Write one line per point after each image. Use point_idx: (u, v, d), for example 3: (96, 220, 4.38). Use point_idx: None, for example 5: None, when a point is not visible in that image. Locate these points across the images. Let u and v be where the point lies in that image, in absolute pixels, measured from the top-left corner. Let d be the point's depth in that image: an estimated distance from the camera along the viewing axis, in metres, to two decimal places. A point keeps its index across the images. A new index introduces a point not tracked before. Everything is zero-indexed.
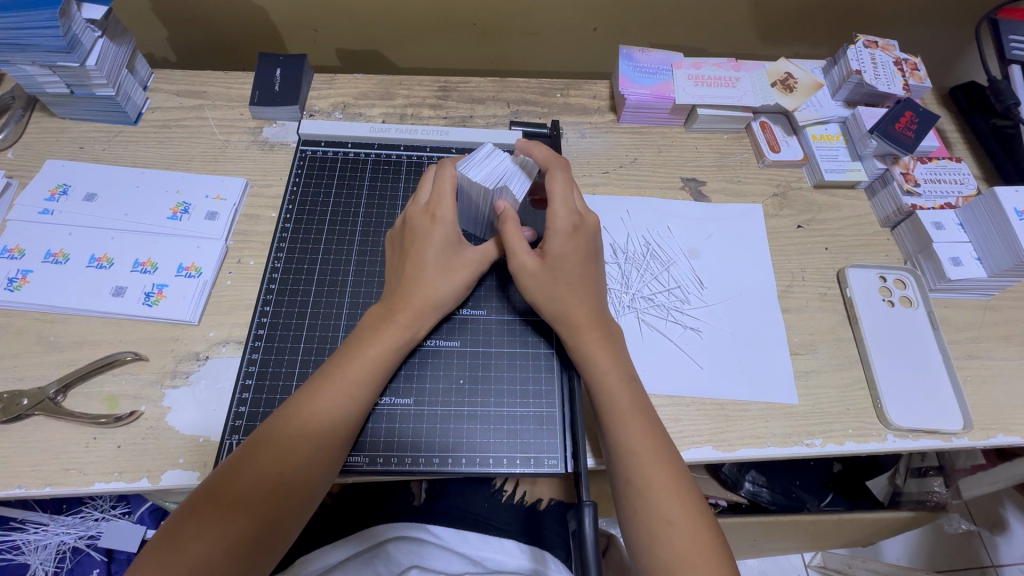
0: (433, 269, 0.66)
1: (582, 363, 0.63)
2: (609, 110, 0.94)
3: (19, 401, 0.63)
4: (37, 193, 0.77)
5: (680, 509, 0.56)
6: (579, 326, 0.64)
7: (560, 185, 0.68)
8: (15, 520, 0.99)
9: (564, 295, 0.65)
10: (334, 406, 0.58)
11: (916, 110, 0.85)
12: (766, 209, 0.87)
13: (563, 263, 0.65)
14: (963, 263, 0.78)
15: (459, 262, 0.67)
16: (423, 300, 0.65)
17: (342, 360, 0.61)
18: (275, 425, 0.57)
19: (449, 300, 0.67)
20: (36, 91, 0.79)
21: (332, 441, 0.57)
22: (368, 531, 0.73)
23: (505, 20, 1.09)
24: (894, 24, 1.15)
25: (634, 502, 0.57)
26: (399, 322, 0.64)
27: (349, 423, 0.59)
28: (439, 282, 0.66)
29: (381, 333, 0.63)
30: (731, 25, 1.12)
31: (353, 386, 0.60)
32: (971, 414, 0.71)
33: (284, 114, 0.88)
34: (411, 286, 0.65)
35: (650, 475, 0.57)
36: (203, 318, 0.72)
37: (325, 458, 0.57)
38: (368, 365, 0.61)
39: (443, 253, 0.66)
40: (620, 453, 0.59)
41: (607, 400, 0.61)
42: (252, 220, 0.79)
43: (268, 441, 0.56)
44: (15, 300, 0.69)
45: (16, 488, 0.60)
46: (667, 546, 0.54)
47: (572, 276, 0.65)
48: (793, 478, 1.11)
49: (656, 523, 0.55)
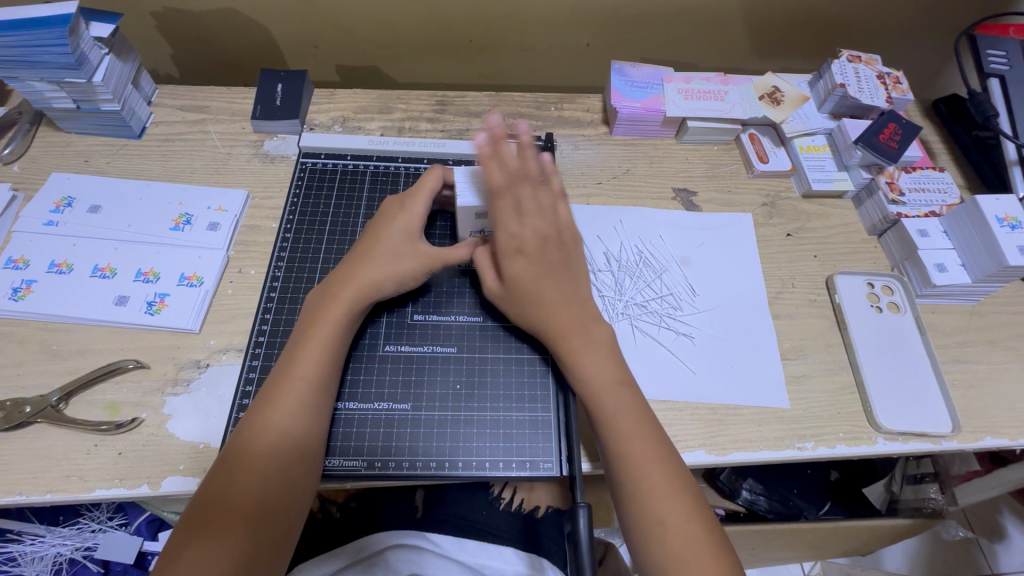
0: (378, 252, 0.68)
1: (571, 366, 0.65)
2: (602, 122, 0.97)
3: (22, 408, 0.64)
4: (43, 205, 0.79)
5: (676, 506, 0.57)
6: (560, 328, 0.66)
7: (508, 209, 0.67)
8: (11, 531, 0.99)
9: (529, 303, 0.67)
10: (291, 393, 0.60)
11: (899, 122, 0.87)
12: (755, 218, 0.89)
13: (519, 285, 0.67)
14: (948, 268, 0.79)
15: (405, 248, 0.69)
16: (366, 282, 0.66)
17: (293, 349, 0.63)
18: (249, 425, 0.58)
19: (393, 281, 0.68)
20: (44, 106, 0.82)
21: (296, 427, 0.59)
22: (357, 544, 0.73)
23: (500, 38, 1.12)
24: (879, 39, 1.18)
25: (628, 499, 0.58)
26: (343, 303, 0.65)
27: (308, 407, 0.60)
28: (384, 264, 0.67)
29: (326, 317, 0.64)
30: (720, 41, 1.16)
31: (303, 369, 0.61)
32: (959, 417, 0.73)
33: (285, 127, 0.90)
34: (357, 265, 0.67)
35: (641, 471, 0.58)
36: (203, 327, 0.73)
37: (294, 445, 0.58)
38: (316, 347, 0.62)
39: (388, 241, 0.69)
40: (614, 454, 0.60)
41: (603, 400, 0.62)
42: (253, 230, 0.81)
43: (244, 441, 0.57)
44: (19, 309, 0.70)
45: (17, 496, 0.61)
46: (660, 540, 0.56)
47: (531, 295, 0.67)
48: (790, 487, 1.13)
49: (648, 517, 0.57)
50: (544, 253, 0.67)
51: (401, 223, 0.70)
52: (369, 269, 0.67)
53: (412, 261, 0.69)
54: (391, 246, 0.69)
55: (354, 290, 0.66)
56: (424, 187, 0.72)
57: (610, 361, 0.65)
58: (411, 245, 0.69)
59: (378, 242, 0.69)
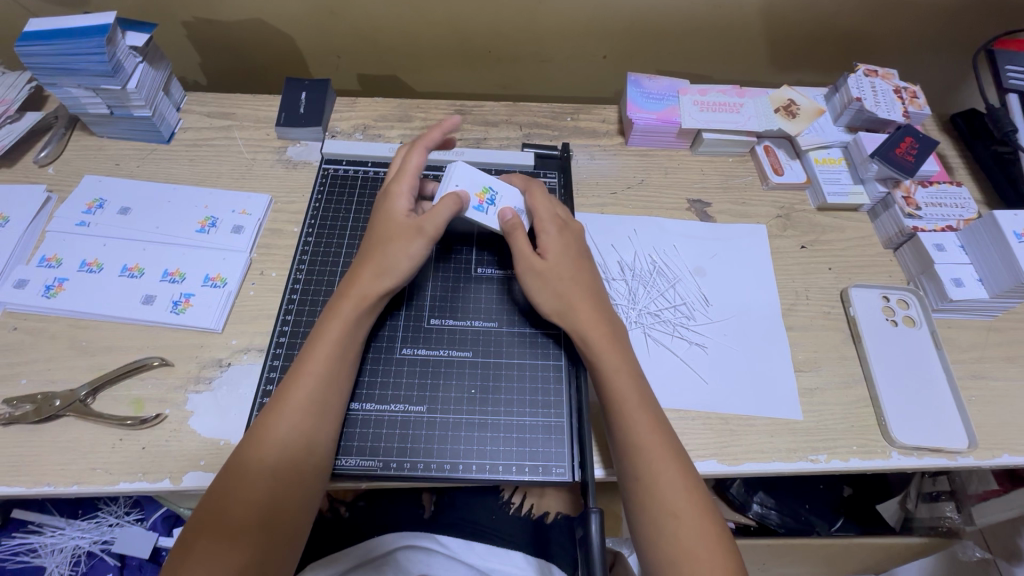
0: (379, 243, 0.69)
1: (594, 367, 0.66)
2: (617, 133, 0.98)
3: (52, 401, 0.67)
4: (76, 206, 0.82)
5: (692, 509, 0.58)
6: (586, 327, 0.67)
7: (540, 199, 0.75)
8: (32, 523, 1.01)
9: (563, 288, 0.69)
10: (302, 391, 0.61)
11: (916, 136, 0.87)
12: (770, 229, 0.90)
13: (558, 262, 0.70)
14: (965, 284, 0.79)
15: (400, 231, 0.68)
16: (373, 278, 0.66)
17: (308, 347, 0.64)
18: (260, 425, 0.59)
19: (398, 272, 0.67)
20: (79, 111, 0.85)
21: (306, 427, 0.60)
22: (361, 547, 0.75)
23: (518, 49, 1.14)
24: (896, 53, 1.18)
25: (642, 499, 0.59)
26: (351, 303, 0.66)
27: (317, 407, 0.61)
28: (386, 252, 0.68)
29: (336, 317, 0.65)
30: (737, 54, 1.17)
31: (314, 367, 0.62)
32: (975, 433, 0.72)
33: (308, 134, 0.93)
34: (363, 263, 0.68)
35: (659, 473, 0.59)
36: (226, 326, 0.75)
37: (304, 445, 0.59)
38: (327, 347, 0.63)
39: (386, 230, 0.69)
40: (632, 455, 0.61)
41: (618, 401, 0.63)
42: (276, 234, 0.83)
43: (255, 441, 0.58)
44: (51, 306, 0.73)
45: (45, 486, 0.63)
46: (677, 542, 0.56)
47: (569, 273, 0.70)
48: (802, 502, 1.12)
49: (665, 519, 0.57)
50: (569, 238, 0.73)
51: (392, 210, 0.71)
52: (374, 265, 0.67)
53: (407, 237, 0.68)
54: (384, 234, 0.69)
55: (361, 289, 0.66)
56: (409, 170, 0.73)
57: (626, 363, 0.66)
58: (401, 227, 0.69)
59: (375, 237, 0.70)
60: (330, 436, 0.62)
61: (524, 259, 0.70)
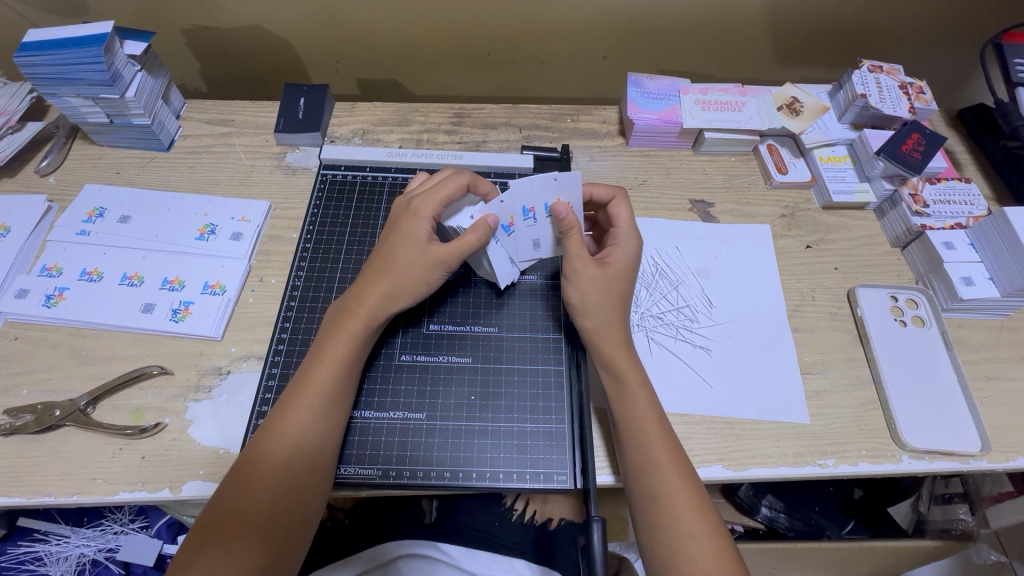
0: (391, 263, 0.67)
1: (612, 379, 0.66)
2: (618, 134, 0.97)
3: (52, 411, 0.67)
4: (75, 216, 0.82)
5: (704, 526, 0.57)
6: (608, 340, 0.67)
7: (623, 211, 0.74)
8: (38, 532, 1.01)
9: (609, 301, 0.68)
10: (304, 406, 0.60)
11: (922, 132, 0.86)
12: (774, 229, 0.88)
13: (618, 275, 0.70)
14: (975, 282, 0.77)
15: (416, 255, 0.66)
16: (380, 294, 0.66)
17: (310, 363, 0.63)
18: (261, 440, 0.59)
19: (408, 294, 0.66)
20: (79, 120, 0.85)
21: (308, 438, 0.59)
22: (372, 552, 0.75)
23: (517, 50, 1.13)
24: (902, 48, 1.16)
25: (657, 517, 0.58)
26: (357, 318, 0.65)
27: (318, 422, 0.60)
28: (396, 274, 0.66)
29: (340, 331, 0.64)
30: (738, 52, 1.15)
31: (314, 384, 0.61)
32: (989, 436, 0.70)
33: (307, 140, 0.92)
34: (369, 280, 0.67)
35: (673, 489, 0.58)
36: (225, 334, 0.74)
37: (306, 457, 0.59)
38: (327, 364, 0.62)
39: (401, 251, 0.67)
40: (645, 472, 0.60)
41: (631, 417, 0.63)
42: (275, 240, 0.83)
43: (254, 456, 0.58)
44: (51, 315, 0.73)
45: (46, 496, 0.63)
46: (692, 561, 0.55)
47: (625, 290, 0.70)
48: (812, 504, 1.10)
49: (679, 537, 0.56)
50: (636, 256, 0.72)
51: (410, 228, 0.67)
52: (381, 283, 0.66)
53: (422, 267, 0.66)
54: (402, 255, 0.67)
55: (367, 304, 0.66)
56: (441, 191, 0.68)
57: (640, 379, 0.65)
58: (422, 253, 0.67)
59: (392, 257, 0.67)
60: (331, 450, 0.61)
61: (574, 262, 0.68)
